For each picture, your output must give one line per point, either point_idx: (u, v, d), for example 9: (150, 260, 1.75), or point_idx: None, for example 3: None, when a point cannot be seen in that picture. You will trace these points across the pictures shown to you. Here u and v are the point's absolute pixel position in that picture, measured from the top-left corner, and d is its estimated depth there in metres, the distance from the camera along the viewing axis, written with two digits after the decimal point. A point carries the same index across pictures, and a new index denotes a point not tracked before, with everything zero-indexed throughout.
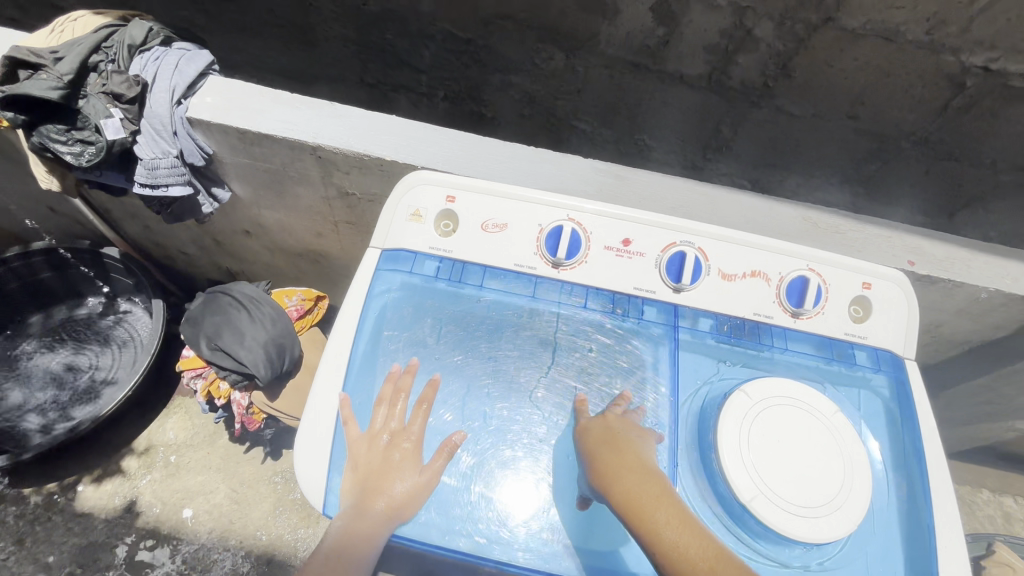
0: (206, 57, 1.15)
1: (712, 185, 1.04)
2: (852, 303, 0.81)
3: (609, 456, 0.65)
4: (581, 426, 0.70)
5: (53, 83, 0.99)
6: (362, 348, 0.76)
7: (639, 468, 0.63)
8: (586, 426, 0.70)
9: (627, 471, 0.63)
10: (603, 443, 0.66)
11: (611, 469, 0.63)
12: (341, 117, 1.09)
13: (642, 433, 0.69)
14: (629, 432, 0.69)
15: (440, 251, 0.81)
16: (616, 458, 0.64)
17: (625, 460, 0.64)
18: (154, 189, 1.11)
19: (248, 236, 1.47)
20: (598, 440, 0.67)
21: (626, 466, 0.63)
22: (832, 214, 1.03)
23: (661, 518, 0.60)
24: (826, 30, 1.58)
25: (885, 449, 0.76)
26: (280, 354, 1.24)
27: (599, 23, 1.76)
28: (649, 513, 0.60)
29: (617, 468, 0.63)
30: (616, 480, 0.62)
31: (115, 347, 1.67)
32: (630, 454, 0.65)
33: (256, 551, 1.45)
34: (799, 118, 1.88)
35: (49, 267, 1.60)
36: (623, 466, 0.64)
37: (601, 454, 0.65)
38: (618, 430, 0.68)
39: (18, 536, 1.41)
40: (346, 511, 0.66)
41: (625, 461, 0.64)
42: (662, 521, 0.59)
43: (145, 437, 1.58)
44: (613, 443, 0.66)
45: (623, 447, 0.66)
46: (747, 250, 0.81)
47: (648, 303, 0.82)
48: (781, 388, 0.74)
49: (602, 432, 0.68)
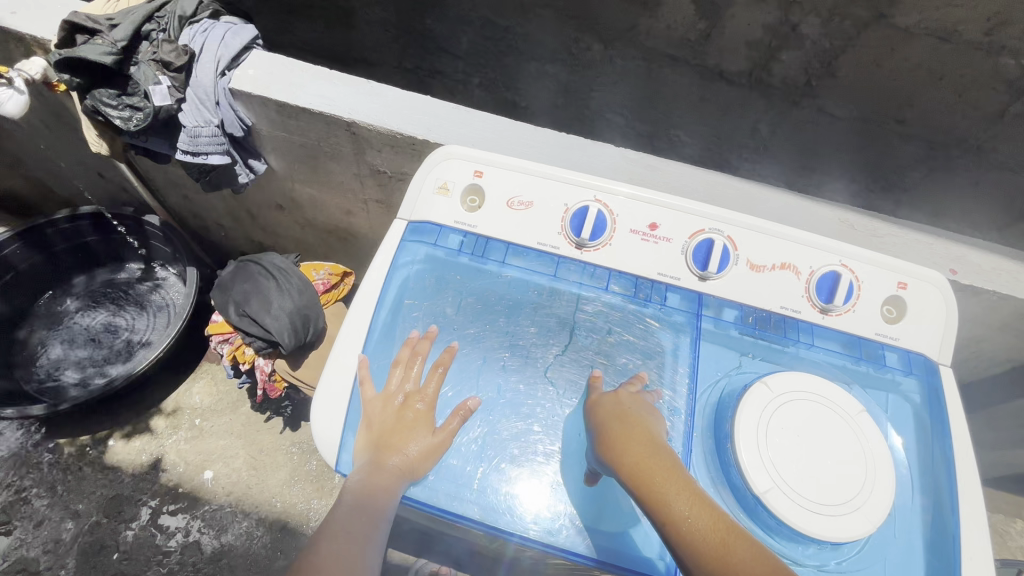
0: (251, 31, 1.18)
1: (744, 179, 1.02)
2: (885, 303, 0.78)
3: (619, 428, 0.64)
4: (592, 399, 0.70)
5: (106, 48, 1.03)
6: (383, 315, 0.77)
7: (648, 442, 0.63)
8: (597, 400, 0.70)
9: (636, 444, 0.63)
10: (613, 416, 0.66)
11: (620, 442, 0.63)
12: (377, 95, 1.11)
13: (652, 409, 0.69)
14: (640, 408, 0.68)
15: (465, 225, 0.81)
16: (625, 430, 0.64)
17: (635, 433, 0.64)
18: (194, 157, 1.13)
19: (281, 210, 1.50)
20: (608, 414, 0.67)
21: (635, 439, 0.63)
22: (868, 215, 0.99)
23: (670, 490, 0.59)
24: (877, 27, 1.53)
25: (912, 458, 0.72)
26: (305, 323, 1.28)
27: (639, 14, 1.75)
28: (658, 485, 0.60)
29: (627, 440, 0.63)
30: (625, 452, 0.62)
31: (151, 311, 1.73)
32: (640, 428, 0.65)
33: (270, 517, 1.49)
34: (841, 120, 1.83)
35: (94, 231, 1.67)
36: (632, 438, 0.63)
37: (610, 427, 0.65)
38: (628, 405, 0.68)
39: (52, 482, 1.49)
40: (360, 467, 0.66)
41: (635, 434, 0.64)
42: (672, 493, 0.59)
43: (172, 399, 1.64)
44: (623, 416, 0.66)
45: (633, 421, 0.66)
46: (779, 242, 0.79)
47: (671, 290, 0.80)
48: (803, 383, 0.72)
49: (613, 406, 0.68)
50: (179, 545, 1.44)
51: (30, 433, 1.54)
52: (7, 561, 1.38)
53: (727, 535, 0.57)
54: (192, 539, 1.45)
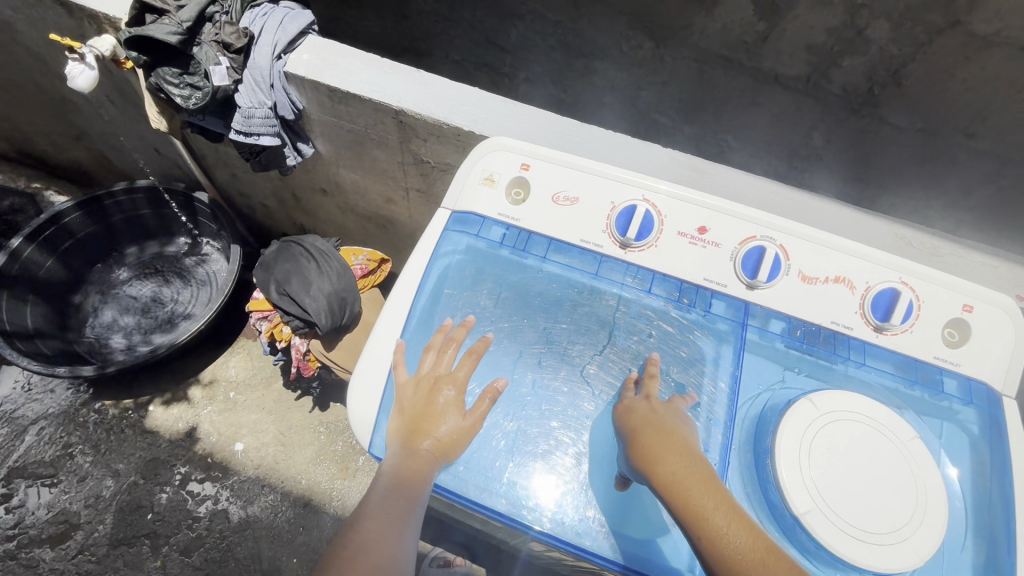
0: (308, 17, 1.21)
1: (797, 188, 0.98)
2: (947, 325, 0.74)
3: (654, 437, 0.63)
4: (623, 403, 0.68)
5: (172, 28, 1.06)
6: (422, 303, 0.78)
7: (686, 452, 0.61)
8: (629, 405, 0.68)
9: (674, 454, 0.61)
10: (648, 423, 0.64)
11: (656, 450, 0.61)
12: (426, 85, 1.12)
13: (686, 418, 0.67)
14: (674, 416, 0.66)
15: (509, 218, 0.81)
16: (662, 439, 0.62)
17: (671, 442, 0.62)
18: (247, 137, 1.17)
19: (324, 194, 1.53)
20: (642, 420, 0.65)
21: (671, 448, 0.61)
22: (928, 233, 0.94)
23: (709, 504, 0.57)
24: (951, 34, 1.46)
25: (965, 490, 0.68)
26: (342, 306, 1.31)
27: (695, 13, 1.71)
28: (696, 497, 0.58)
29: (662, 450, 0.61)
30: (662, 461, 0.60)
31: (195, 285, 1.80)
32: (676, 437, 0.63)
33: (295, 493, 1.53)
34: (904, 131, 1.74)
35: (149, 204, 1.74)
36: (669, 447, 0.61)
37: (644, 435, 0.63)
38: (663, 412, 0.66)
39: (95, 441, 1.56)
40: (394, 450, 0.66)
41: (671, 443, 0.62)
42: (710, 506, 0.57)
43: (210, 370, 1.70)
44: (658, 424, 0.64)
45: (667, 429, 0.64)
46: (834, 254, 0.76)
47: (717, 297, 0.78)
48: (853, 403, 0.68)
49: (647, 413, 0.66)
50: (208, 511, 1.49)
51: (79, 393, 1.62)
52: (51, 512, 1.46)
53: (767, 554, 0.55)
54: (220, 507, 1.50)
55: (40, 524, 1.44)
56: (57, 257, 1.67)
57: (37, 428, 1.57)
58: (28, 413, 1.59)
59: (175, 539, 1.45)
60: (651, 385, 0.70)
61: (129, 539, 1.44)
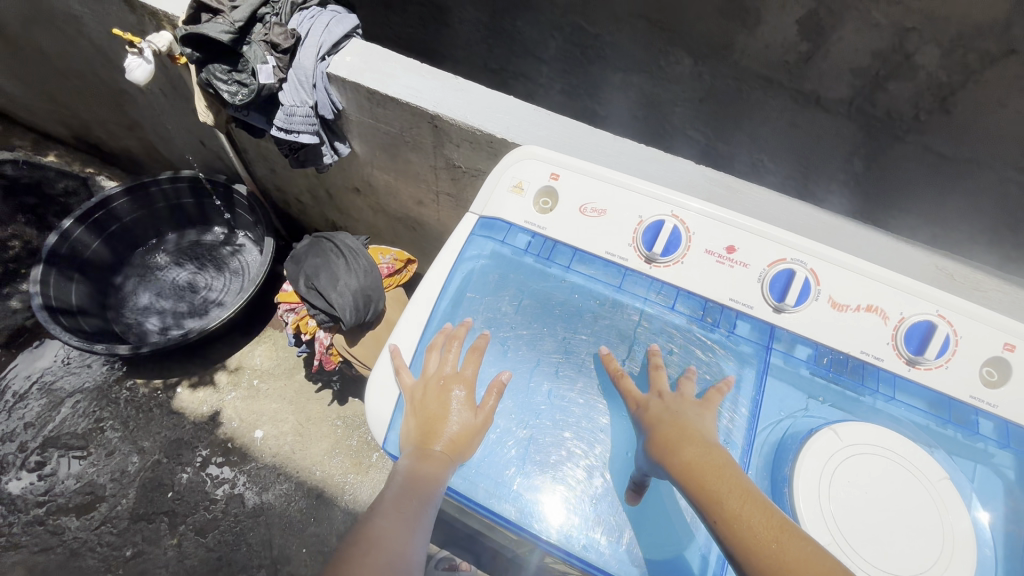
0: (353, 21, 1.25)
1: (831, 212, 0.95)
2: (984, 364, 0.71)
3: (667, 428, 0.64)
4: (637, 401, 0.69)
5: (225, 27, 1.11)
6: (444, 305, 0.79)
7: (699, 441, 0.62)
8: (644, 402, 0.68)
9: (688, 443, 0.62)
10: (661, 417, 0.65)
11: (670, 439, 0.62)
12: (462, 92, 1.14)
13: (698, 409, 0.67)
14: (686, 409, 0.67)
15: (535, 226, 0.81)
16: (676, 429, 0.63)
17: (685, 432, 0.63)
18: (287, 134, 1.19)
19: (357, 193, 1.57)
20: (656, 416, 0.66)
21: (684, 438, 0.62)
22: (969, 265, 0.90)
23: (722, 489, 0.58)
24: (1006, 63, 1.40)
25: (998, 537, 0.65)
26: (367, 302, 1.33)
27: (736, 31, 1.70)
28: (710, 482, 0.58)
29: (677, 439, 0.62)
30: (676, 450, 0.61)
31: (228, 274, 1.86)
32: (689, 428, 0.64)
33: (309, 483, 1.56)
34: (950, 162, 1.67)
35: (190, 194, 1.81)
36: (683, 436, 0.62)
37: (659, 429, 0.64)
38: (677, 409, 0.67)
39: (125, 417, 1.62)
40: (409, 452, 0.67)
41: (686, 433, 0.63)
42: (724, 490, 0.58)
43: (237, 357, 1.76)
44: (671, 417, 0.65)
45: (682, 421, 0.65)
46: (866, 281, 0.74)
47: (741, 318, 0.76)
48: (877, 436, 0.66)
49: (660, 409, 0.67)
50: (225, 495, 1.53)
51: (114, 369, 1.70)
52: (79, 482, 1.52)
53: (781, 533, 0.55)
54: (236, 491, 1.54)
55: (68, 493, 1.50)
56: (103, 240, 1.75)
57: (73, 401, 1.64)
58: (66, 386, 1.66)
59: (191, 519, 1.49)
60: (661, 381, 0.71)
61: (149, 515, 1.48)
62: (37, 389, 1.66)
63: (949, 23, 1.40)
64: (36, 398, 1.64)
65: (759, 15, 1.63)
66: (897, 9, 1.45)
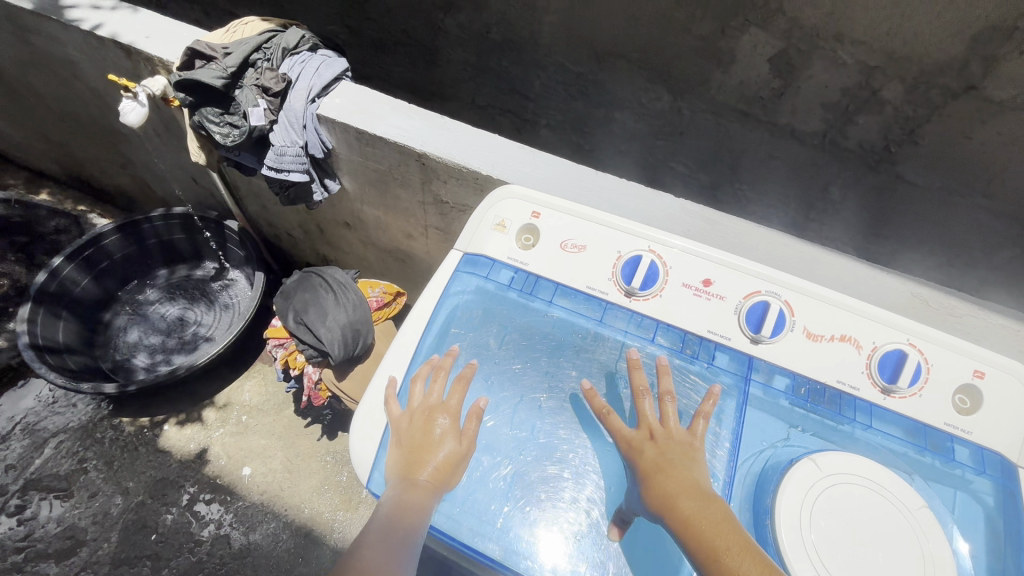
0: (343, 64, 1.29)
1: (811, 242, 0.97)
2: (957, 391, 0.73)
3: (663, 478, 0.64)
4: (629, 444, 0.68)
5: (218, 73, 1.15)
6: (428, 342, 0.80)
7: (697, 494, 0.62)
8: (636, 445, 0.68)
9: (686, 494, 0.62)
10: (657, 466, 0.65)
11: (669, 491, 0.63)
12: (448, 131, 1.18)
13: (690, 449, 0.68)
14: (679, 452, 0.67)
15: (518, 262, 0.83)
16: (672, 479, 0.64)
17: (681, 484, 0.63)
18: (278, 173, 1.22)
19: (347, 227, 1.59)
20: (651, 463, 0.66)
21: (682, 489, 0.63)
22: (944, 291, 0.92)
23: (721, 545, 0.59)
24: (966, 98, 1.50)
25: (979, 569, 0.65)
26: (355, 337, 1.33)
27: (712, 70, 1.77)
28: (709, 538, 0.59)
29: (676, 490, 0.63)
30: (675, 503, 0.62)
31: (218, 309, 1.86)
32: (686, 478, 0.64)
33: (297, 522, 1.53)
34: (925, 190, 1.74)
35: (181, 230, 1.82)
36: (681, 487, 0.63)
37: (655, 479, 0.64)
38: (671, 453, 0.67)
39: (109, 457, 1.60)
40: (394, 484, 0.67)
41: (684, 482, 0.63)
42: (723, 547, 0.58)
43: (225, 393, 1.74)
44: (667, 464, 0.65)
45: (678, 469, 0.65)
46: (841, 313, 0.76)
47: (720, 349, 0.78)
48: (857, 471, 0.67)
49: (654, 453, 0.67)
50: (211, 536, 1.49)
51: (100, 408, 1.68)
52: (61, 526, 1.48)
53: None
54: (223, 532, 1.50)
55: (48, 538, 1.46)
56: (92, 277, 1.75)
57: (56, 441, 1.61)
58: (50, 426, 1.64)
59: (176, 562, 1.45)
60: (647, 413, 0.71)
61: (131, 559, 1.44)
62: (19, 430, 1.63)
63: (911, 61, 1.50)
64: (19, 440, 1.61)
65: (733, 54, 1.70)
66: (862, 49, 1.54)
